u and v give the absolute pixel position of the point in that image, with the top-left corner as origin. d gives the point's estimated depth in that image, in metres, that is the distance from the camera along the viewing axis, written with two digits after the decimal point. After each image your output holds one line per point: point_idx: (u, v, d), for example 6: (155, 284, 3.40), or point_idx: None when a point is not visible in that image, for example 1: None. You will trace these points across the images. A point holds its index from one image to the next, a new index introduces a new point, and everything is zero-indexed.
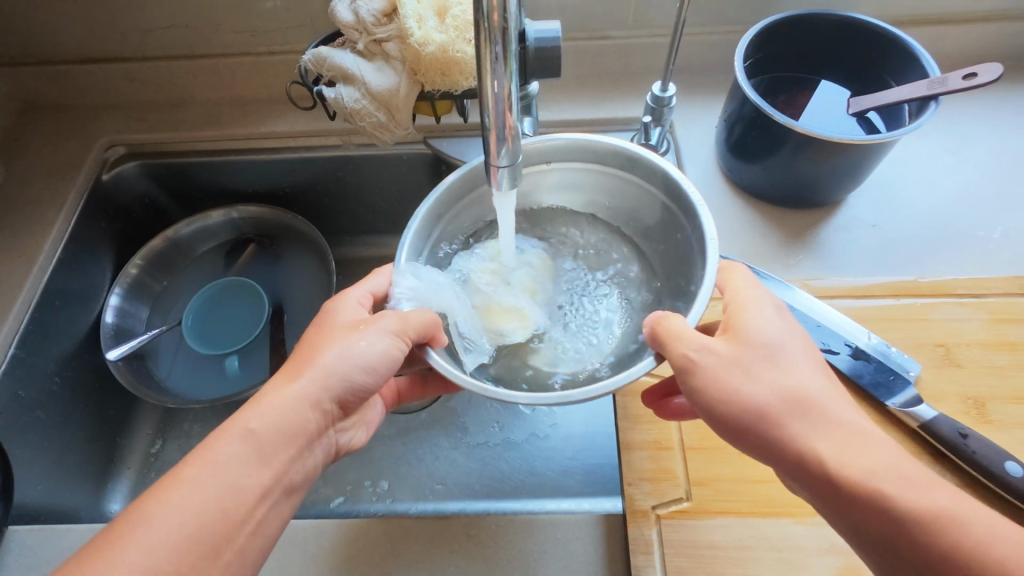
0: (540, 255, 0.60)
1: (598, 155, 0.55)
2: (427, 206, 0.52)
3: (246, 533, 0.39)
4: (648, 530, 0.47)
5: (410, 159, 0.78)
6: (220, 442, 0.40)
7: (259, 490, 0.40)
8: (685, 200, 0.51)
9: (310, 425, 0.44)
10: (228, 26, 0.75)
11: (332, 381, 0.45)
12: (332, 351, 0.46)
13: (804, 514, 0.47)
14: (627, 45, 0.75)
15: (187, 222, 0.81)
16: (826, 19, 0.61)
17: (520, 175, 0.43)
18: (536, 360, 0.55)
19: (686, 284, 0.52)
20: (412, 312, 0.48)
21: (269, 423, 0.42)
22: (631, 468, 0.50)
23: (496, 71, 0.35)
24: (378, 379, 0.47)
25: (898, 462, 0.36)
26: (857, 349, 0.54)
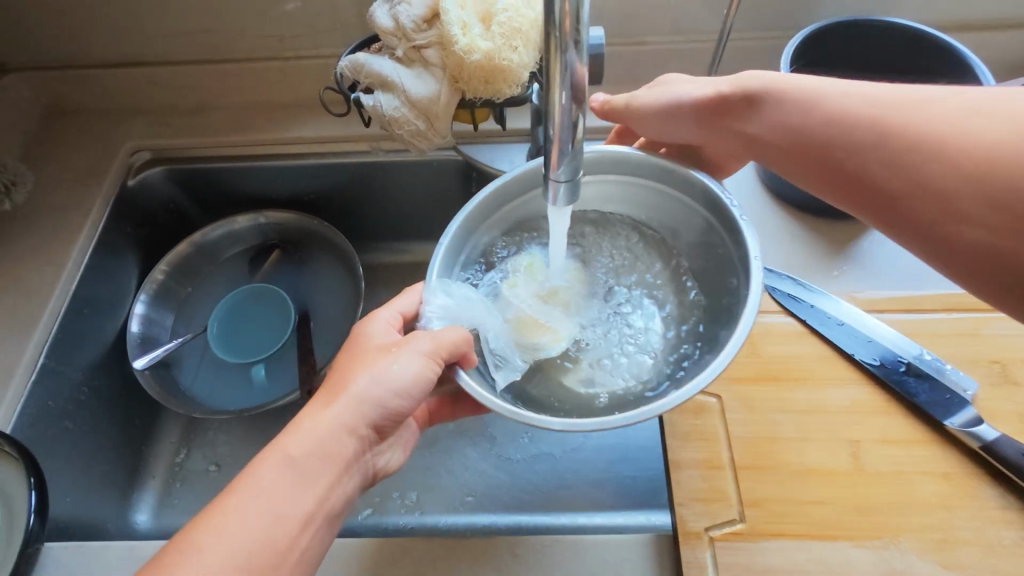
0: (571, 270, 0.56)
1: (632, 167, 0.54)
2: (459, 221, 0.52)
3: (289, 562, 0.38)
4: (702, 552, 0.46)
5: (441, 164, 0.76)
6: (264, 467, 0.40)
7: (296, 518, 0.39)
8: (726, 214, 0.50)
9: (347, 446, 0.43)
10: (257, 30, 0.74)
11: (367, 408, 0.44)
12: (366, 375, 0.44)
13: (862, 537, 0.46)
14: (664, 51, 0.73)
15: (213, 225, 0.81)
16: (875, 25, 0.61)
17: (579, 191, 0.42)
18: (571, 374, 0.52)
19: (727, 301, 0.50)
20: (445, 331, 0.46)
21: (309, 448, 0.41)
22: (681, 487, 0.49)
23: (566, 84, 0.34)
24: (411, 404, 0.46)
25: (855, 116, 0.44)
26: (909, 365, 0.53)
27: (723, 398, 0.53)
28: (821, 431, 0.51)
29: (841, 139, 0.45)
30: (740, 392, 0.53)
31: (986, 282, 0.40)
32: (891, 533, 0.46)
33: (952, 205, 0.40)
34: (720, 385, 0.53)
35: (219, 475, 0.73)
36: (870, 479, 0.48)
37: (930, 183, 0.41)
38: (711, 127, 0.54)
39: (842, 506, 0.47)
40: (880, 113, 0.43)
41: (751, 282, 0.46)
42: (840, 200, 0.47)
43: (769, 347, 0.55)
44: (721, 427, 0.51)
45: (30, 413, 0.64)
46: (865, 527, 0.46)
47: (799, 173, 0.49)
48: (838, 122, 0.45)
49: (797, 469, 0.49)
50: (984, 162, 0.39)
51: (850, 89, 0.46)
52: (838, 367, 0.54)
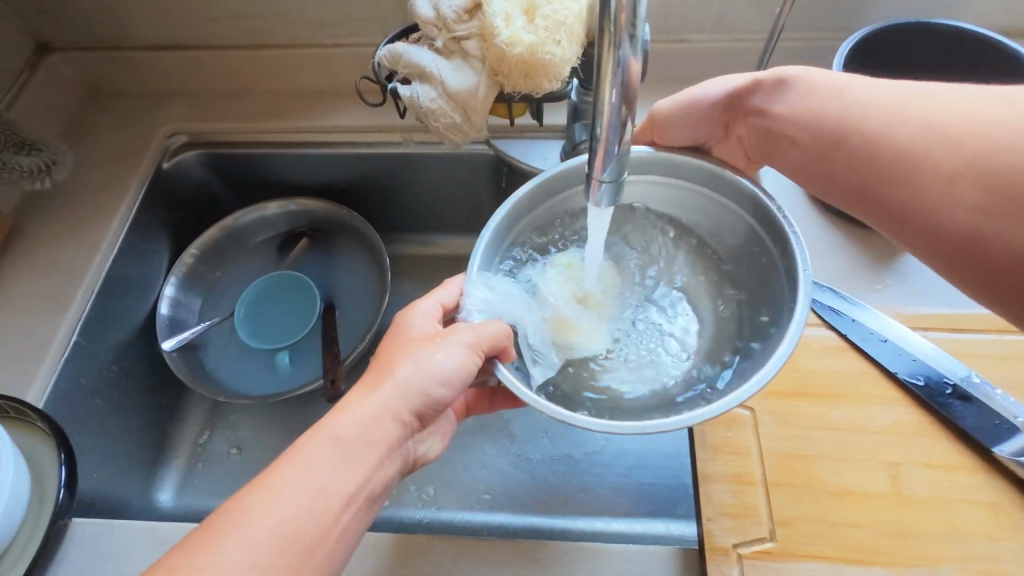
0: (608, 271, 0.56)
1: (680, 171, 0.52)
2: (502, 214, 0.50)
3: (328, 543, 0.38)
4: (730, 569, 0.44)
5: (473, 159, 0.75)
6: (308, 446, 0.40)
7: (337, 498, 0.39)
8: (775, 224, 0.48)
9: (391, 430, 0.42)
10: (296, 17, 0.74)
11: (412, 396, 0.43)
12: (410, 361, 0.44)
13: (899, 563, 0.44)
14: (709, 49, 0.71)
15: (246, 210, 0.81)
16: (934, 29, 0.58)
17: (622, 191, 0.41)
18: (603, 376, 0.51)
19: (768, 311, 0.48)
20: (485, 324, 0.45)
21: (353, 430, 0.41)
22: (710, 501, 0.47)
23: (618, 80, 0.33)
24: (454, 394, 0.45)
25: (880, 113, 0.43)
26: (958, 388, 0.50)
27: (756, 411, 0.51)
28: (860, 451, 0.49)
29: (860, 134, 0.44)
30: (775, 406, 0.51)
31: (988, 290, 0.39)
32: (930, 561, 0.44)
33: (953, 200, 0.39)
34: (753, 397, 0.52)
35: (241, 459, 0.74)
36: (909, 504, 0.46)
37: (939, 188, 0.40)
38: (731, 120, 0.54)
39: (877, 529, 0.46)
40: (907, 112, 0.42)
41: (799, 296, 0.44)
42: (844, 200, 0.47)
43: (807, 361, 0.53)
44: (754, 441, 0.50)
45: (61, 389, 0.65)
46: (902, 553, 0.44)
47: (813, 163, 0.48)
48: (859, 115, 0.44)
49: (832, 489, 0.47)
50: (1002, 173, 0.37)
51: (875, 84, 0.45)
52: (880, 386, 0.52)
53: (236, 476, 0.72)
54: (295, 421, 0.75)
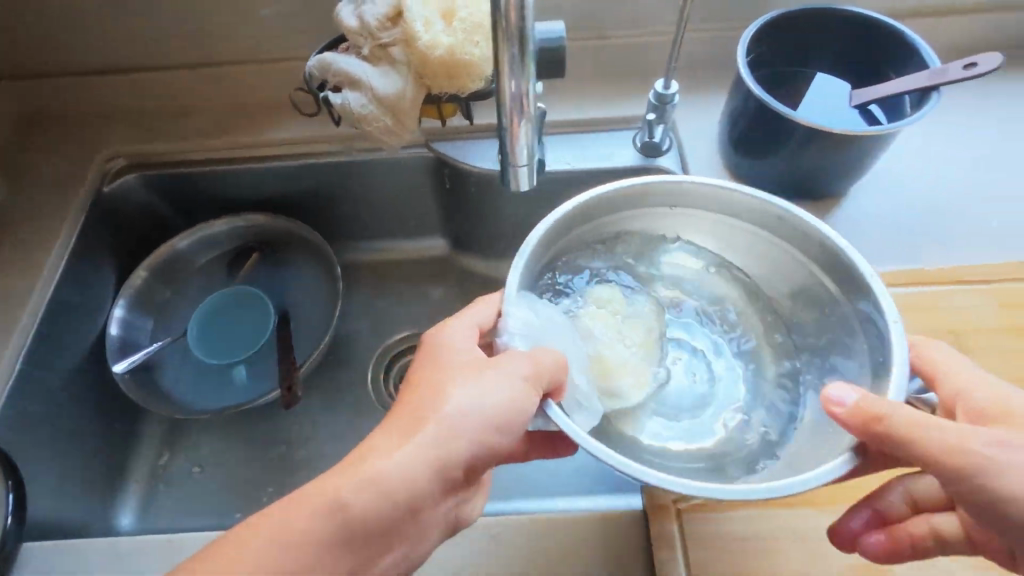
0: (651, 311, 0.57)
1: (737, 208, 0.53)
2: (538, 233, 0.48)
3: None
4: (669, 524, 0.47)
5: (413, 163, 0.78)
6: (303, 514, 0.37)
7: (337, 570, 0.38)
8: (848, 269, 0.48)
9: (417, 492, 0.40)
10: (230, 34, 0.75)
11: (458, 446, 0.41)
12: (454, 406, 0.42)
13: (824, 503, 0.48)
14: (629, 45, 0.75)
15: (188, 231, 0.81)
16: (826, 14, 0.63)
17: (537, 174, 0.45)
18: (644, 421, 0.52)
19: (835, 361, 0.51)
20: (543, 354, 0.44)
21: (358, 507, 0.38)
22: (650, 463, 0.50)
23: (514, 73, 0.36)
24: (510, 442, 0.44)
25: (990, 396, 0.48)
26: None
27: None
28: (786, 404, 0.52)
29: None
30: None
31: None
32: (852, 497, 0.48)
33: None
34: None
35: (203, 477, 0.74)
36: None
37: None
38: None
39: None
40: None
41: (892, 340, 0.44)
42: None
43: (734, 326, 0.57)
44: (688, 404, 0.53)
45: (9, 418, 0.64)
46: (827, 493, 0.48)
47: None
48: None
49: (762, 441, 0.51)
50: None
51: None
52: None
53: (200, 495, 0.72)
54: (259, 436, 0.75)
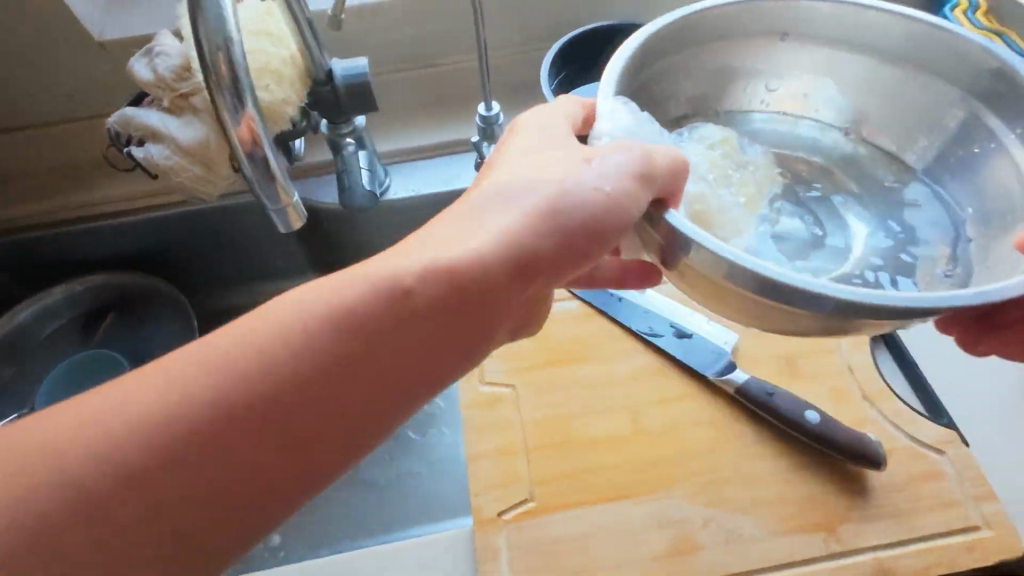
0: (767, 160, 0.46)
1: (861, 25, 0.41)
2: (640, 39, 0.38)
3: (307, 468, 0.28)
4: (495, 536, 0.48)
5: (262, 204, 0.77)
6: (240, 351, 0.28)
7: (308, 424, 0.28)
8: (999, 74, 0.38)
9: (474, 296, 0.31)
10: (45, 94, 0.73)
11: (371, 326, 0.29)
12: (581, 180, 0.33)
13: (640, 493, 0.50)
14: (458, 70, 0.78)
15: (24, 304, 0.76)
16: (618, 29, 0.66)
17: (307, 214, 0.44)
18: (767, 253, 0.42)
19: (948, 175, 0.43)
20: (660, 150, 0.34)
21: (463, 265, 0.31)
22: (477, 478, 0.51)
23: (235, 117, 0.36)
24: (579, 241, 0.33)
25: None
26: (682, 329, 0.58)
27: (516, 386, 0.56)
28: (606, 401, 0.55)
29: None
30: (534, 379, 0.56)
31: None
32: (665, 484, 0.50)
33: None
34: (513, 374, 0.57)
35: None
36: (647, 439, 0.52)
37: None
38: None
39: (624, 467, 0.51)
40: None
41: None
42: None
43: (560, 331, 0.59)
44: (515, 415, 0.54)
45: None
46: (643, 483, 0.50)
47: None
48: None
49: (583, 441, 0.53)
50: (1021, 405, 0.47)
51: None
52: (621, 340, 0.58)
53: None
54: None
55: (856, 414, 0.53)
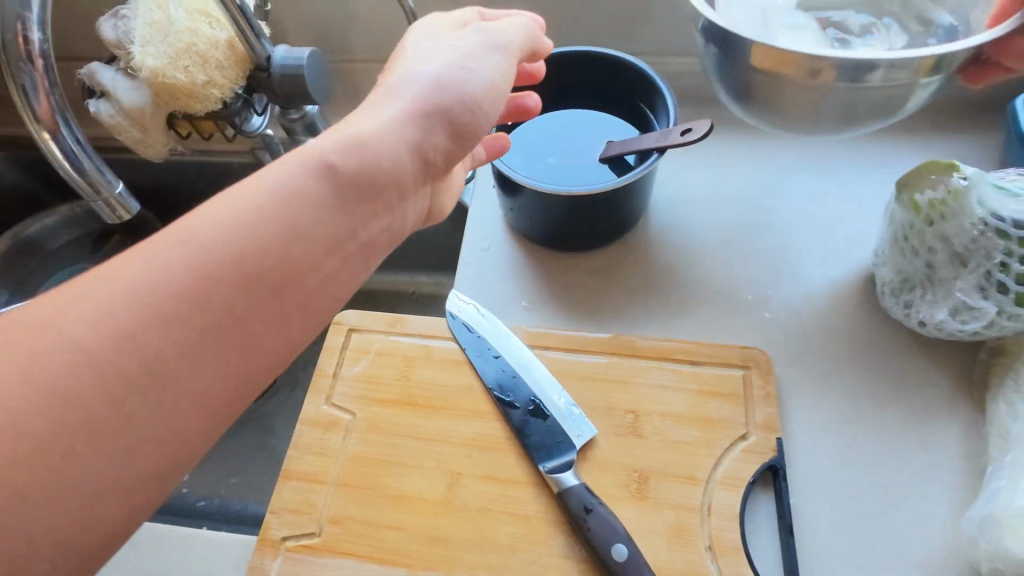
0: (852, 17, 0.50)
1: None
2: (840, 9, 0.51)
3: (294, 334, 0.32)
4: (270, 560, 0.49)
5: (244, 168, 0.82)
6: (175, 258, 0.29)
7: (283, 309, 0.31)
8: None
9: (345, 204, 0.33)
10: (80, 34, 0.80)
11: (355, 162, 0.34)
12: (446, 65, 0.38)
13: (418, 566, 0.47)
14: None
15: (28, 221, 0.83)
16: (579, 56, 0.59)
17: (91, 77, 0.60)
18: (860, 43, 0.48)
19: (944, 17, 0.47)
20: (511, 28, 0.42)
21: (317, 187, 0.32)
22: (279, 497, 0.51)
23: (127, 15, 0.59)
24: (444, 132, 0.37)
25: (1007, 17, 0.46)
26: (539, 406, 0.52)
27: (356, 416, 0.54)
28: (431, 459, 0.51)
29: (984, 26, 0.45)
30: (373, 413, 0.54)
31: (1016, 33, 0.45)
32: (447, 565, 0.47)
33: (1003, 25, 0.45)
34: (359, 403, 0.55)
35: None
36: (452, 513, 0.49)
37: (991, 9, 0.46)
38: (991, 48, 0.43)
39: (415, 533, 0.48)
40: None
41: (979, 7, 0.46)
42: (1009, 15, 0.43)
43: (422, 371, 0.56)
44: (341, 445, 0.53)
45: None
46: (426, 557, 0.47)
47: None
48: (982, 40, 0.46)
49: (391, 494, 0.50)
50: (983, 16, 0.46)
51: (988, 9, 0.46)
52: (477, 401, 0.54)
53: None
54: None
55: (690, 562, 0.46)
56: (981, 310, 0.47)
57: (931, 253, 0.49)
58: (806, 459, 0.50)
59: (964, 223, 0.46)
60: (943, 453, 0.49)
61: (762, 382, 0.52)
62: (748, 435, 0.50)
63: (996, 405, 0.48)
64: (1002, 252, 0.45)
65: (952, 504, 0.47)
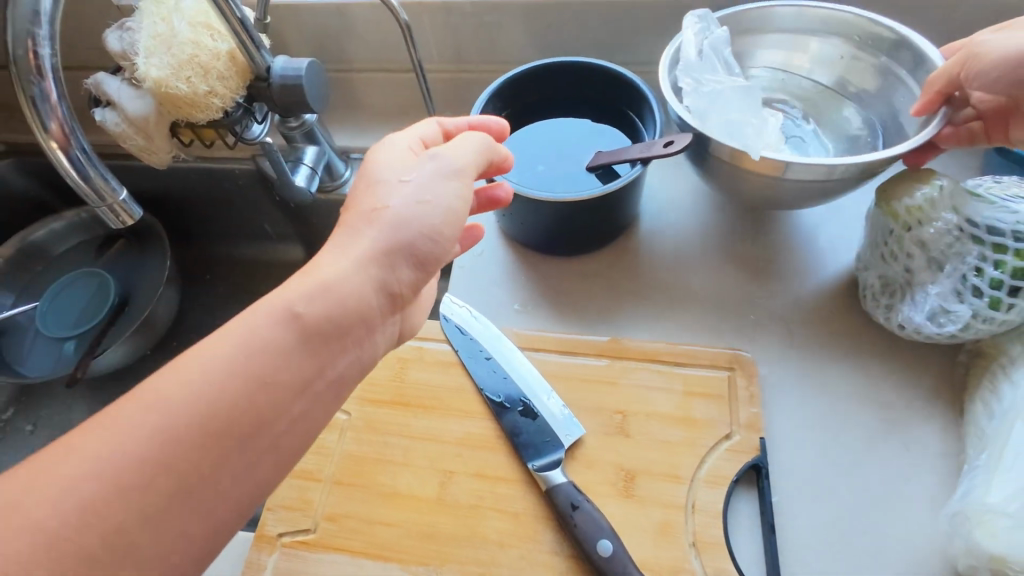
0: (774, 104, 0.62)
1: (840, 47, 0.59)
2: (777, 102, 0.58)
3: (259, 478, 0.34)
4: (266, 555, 0.50)
5: (245, 174, 0.84)
6: (139, 425, 0.31)
7: (246, 458, 0.33)
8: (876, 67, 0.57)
9: (306, 352, 0.35)
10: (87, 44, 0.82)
11: (319, 307, 0.36)
12: (402, 202, 0.39)
13: (410, 562, 0.49)
14: (435, 82, 0.77)
15: (36, 227, 0.86)
16: (570, 66, 0.61)
17: (97, 87, 0.62)
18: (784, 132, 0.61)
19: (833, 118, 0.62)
20: (465, 143, 0.42)
21: (279, 339, 0.35)
22: (276, 494, 0.53)
23: (132, 26, 0.61)
24: (407, 271, 0.39)
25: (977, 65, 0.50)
26: (529, 406, 0.53)
27: (351, 416, 0.56)
28: (423, 458, 0.53)
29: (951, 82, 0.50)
30: (368, 413, 0.56)
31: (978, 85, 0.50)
32: (438, 560, 0.48)
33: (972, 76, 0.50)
34: (354, 403, 0.56)
35: (33, 436, 0.80)
36: (444, 510, 0.50)
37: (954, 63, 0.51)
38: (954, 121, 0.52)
39: (407, 530, 0.50)
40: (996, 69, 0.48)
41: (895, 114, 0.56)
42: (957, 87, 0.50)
43: (416, 373, 0.57)
44: (336, 444, 0.55)
45: None
46: (417, 552, 0.49)
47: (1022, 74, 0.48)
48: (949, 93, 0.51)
49: (385, 491, 0.52)
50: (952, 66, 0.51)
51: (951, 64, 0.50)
52: (468, 401, 0.55)
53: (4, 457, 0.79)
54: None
55: (673, 558, 0.47)
56: (956, 313, 0.48)
57: (908, 257, 0.50)
58: (789, 459, 0.51)
59: (939, 227, 0.48)
60: (922, 453, 0.50)
61: (745, 383, 0.53)
62: (731, 435, 0.51)
63: (973, 405, 0.49)
64: (976, 257, 0.47)
65: (930, 503, 0.48)
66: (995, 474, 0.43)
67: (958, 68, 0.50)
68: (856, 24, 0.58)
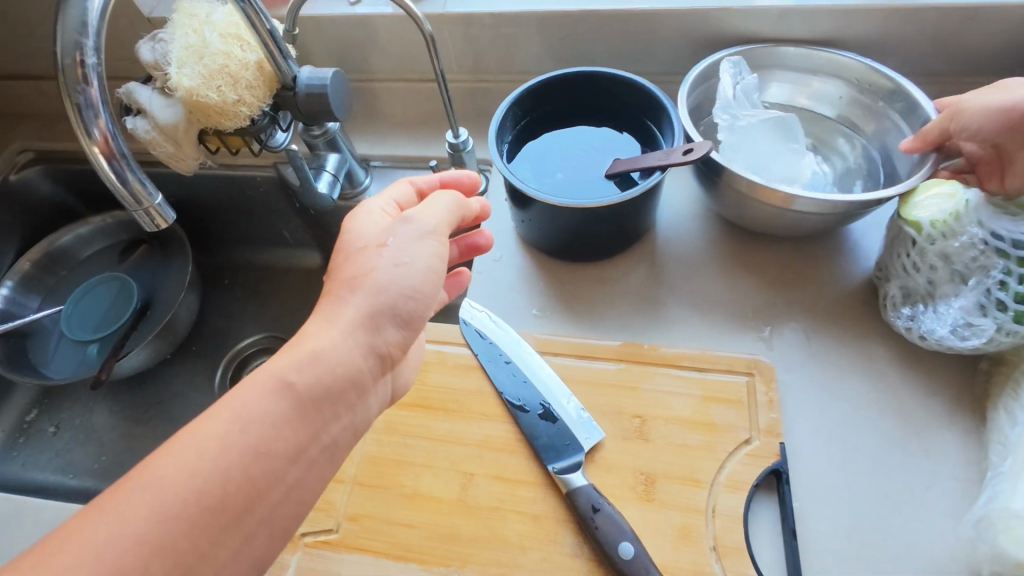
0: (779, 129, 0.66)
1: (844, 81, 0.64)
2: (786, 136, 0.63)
3: (260, 544, 0.35)
4: (289, 555, 0.51)
5: (266, 181, 0.85)
6: (137, 508, 0.31)
7: (247, 524, 0.34)
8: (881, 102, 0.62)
9: (303, 418, 0.36)
10: None
11: (315, 374, 0.36)
12: (382, 266, 0.40)
13: (431, 563, 0.49)
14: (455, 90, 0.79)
15: (61, 231, 0.88)
16: (590, 75, 0.62)
17: (129, 94, 0.64)
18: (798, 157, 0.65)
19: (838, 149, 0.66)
20: (439, 205, 0.44)
21: (274, 410, 0.35)
22: None
23: (166, 37, 0.63)
24: (394, 332, 0.40)
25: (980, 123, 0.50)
26: (549, 410, 0.54)
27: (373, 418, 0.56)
28: (443, 460, 0.53)
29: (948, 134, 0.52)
30: (390, 415, 0.56)
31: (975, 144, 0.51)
32: (460, 561, 0.49)
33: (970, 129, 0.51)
34: None
35: (55, 437, 0.82)
36: (464, 511, 0.51)
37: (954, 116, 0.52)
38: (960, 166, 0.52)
39: (428, 531, 0.50)
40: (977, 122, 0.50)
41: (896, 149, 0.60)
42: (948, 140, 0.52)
43: (437, 376, 0.58)
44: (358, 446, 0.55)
45: None
46: (438, 554, 0.49)
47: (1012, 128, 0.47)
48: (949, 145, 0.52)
49: (406, 493, 0.52)
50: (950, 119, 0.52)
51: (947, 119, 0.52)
52: (489, 404, 0.56)
53: (26, 458, 0.80)
54: (137, 405, 0.84)
55: (694, 561, 0.47)
56: (980, 326, 0.48)
57: (931, 269, 0.50)
58: (809, 465, 0.51)
59: (964, 241, 0.48)
60: (944, 461, 0.50)
61: (765, 389, 0.53)
62: (751, 440, 0.51)
63: (996, 413, 0.49)
64: (1000, 271, 0.47)
65: (952, 510, 0.48)
66: (1018, 482, 0.43)
67: (948, 122, 0.51)
68: (860, 71, 0.63)
